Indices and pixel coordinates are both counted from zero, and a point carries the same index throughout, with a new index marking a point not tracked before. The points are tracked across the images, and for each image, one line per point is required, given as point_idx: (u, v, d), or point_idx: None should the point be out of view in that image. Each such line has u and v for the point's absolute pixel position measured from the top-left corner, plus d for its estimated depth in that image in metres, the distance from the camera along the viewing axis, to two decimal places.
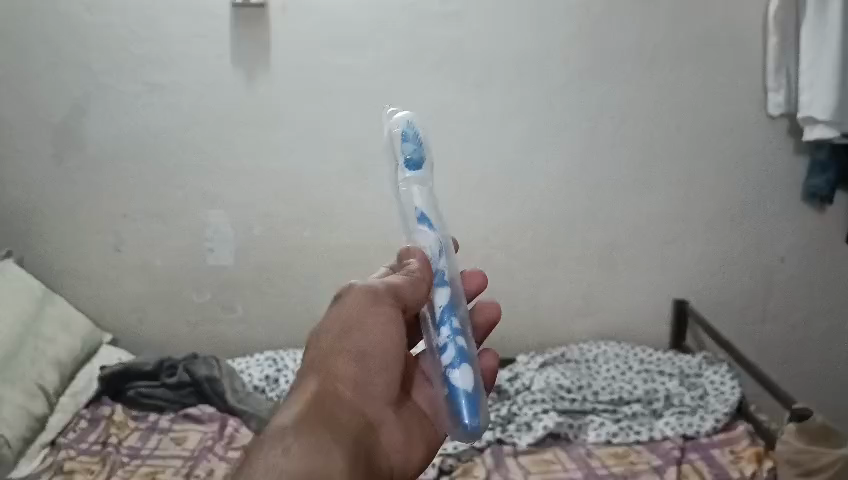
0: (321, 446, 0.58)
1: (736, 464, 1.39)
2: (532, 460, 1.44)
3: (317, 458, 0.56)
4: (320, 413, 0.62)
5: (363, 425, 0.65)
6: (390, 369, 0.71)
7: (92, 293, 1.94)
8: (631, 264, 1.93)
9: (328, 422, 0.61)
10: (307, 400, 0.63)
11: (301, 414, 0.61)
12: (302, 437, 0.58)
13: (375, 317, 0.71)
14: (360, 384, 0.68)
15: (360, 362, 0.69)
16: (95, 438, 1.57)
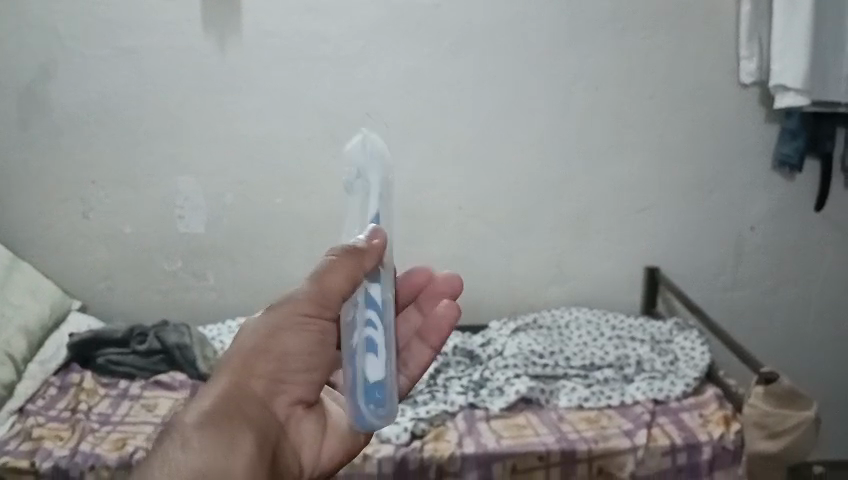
0: (214, 452, 0.58)
1: (704, 427, 1.41)
2: (504, 424, 1.45)
3: (210, 457, 0.57)
4: (224, 416, 0.61)
5: (272, 429, 0.64)
6: (311, 370, 0.68)
7: (58, 261, 1.90)
8: (604, 232, 1.94)
9: (230, 423, 0.61)
10: (212, 401, 0.62)
11: (203, 414, 0.61)
12: (203, 437, 0.59)
13: (305, 330, 0.67)
14: (276, 381, 0.66)
15: (280, 363, 0.67)
16: (64, 406, 1.56)
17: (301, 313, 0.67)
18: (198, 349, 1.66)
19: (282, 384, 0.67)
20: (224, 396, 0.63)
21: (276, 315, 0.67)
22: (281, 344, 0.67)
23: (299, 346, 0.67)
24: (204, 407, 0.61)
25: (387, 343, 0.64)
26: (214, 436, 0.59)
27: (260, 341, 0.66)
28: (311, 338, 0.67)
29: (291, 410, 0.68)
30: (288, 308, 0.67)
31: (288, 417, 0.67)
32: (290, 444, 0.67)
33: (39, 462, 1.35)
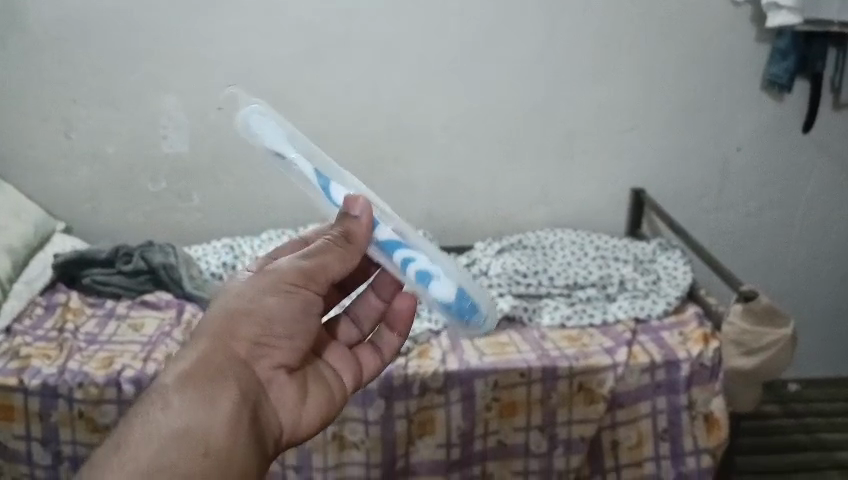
0: (200, 414, 0.61)
1: (683, 345, 1.43)
2: (487, 342, 1.47)
3: (194, 420, 0.61)
4: (209, 377, 0.64)
5: (255, 390, 0.68)
6: (295, 336, 0.73)
7: (41, 182, 1.88)
8: (591, 154, 1.93)
9: (212, 383, 0.64)
10: (197, 361, 0.66)
11: (187, 374, 0.64)
12: (187, 399, 0.62)
13: (295, 299, 0.73)
14: (262, 345, 0.71)
15: (268, 326, 0.71)
16: (51, 325, 1.57)
17: (293, 279, 0.73)
18: (184, 269, 1.66)
19: (267, 348, 0.71)
20: (209, 357, 0.66)
21: (265, 281, 0.72)
22: (266, 307, 0.71)
23: (287, 311, 0.72)
24: (188, 368, 0.65)
25: (436, 267, 0.78)
26: (197, 396, 0.62)
27: (246, 305, 0.71)
28: (298, 306, 0.73)
29: (275, 372, 0.72)
30: (276, 276, 0.72)
31: (273, 378, 0.71)
32: (274, 405, 0.71)
33: (27, 380, 1.37)
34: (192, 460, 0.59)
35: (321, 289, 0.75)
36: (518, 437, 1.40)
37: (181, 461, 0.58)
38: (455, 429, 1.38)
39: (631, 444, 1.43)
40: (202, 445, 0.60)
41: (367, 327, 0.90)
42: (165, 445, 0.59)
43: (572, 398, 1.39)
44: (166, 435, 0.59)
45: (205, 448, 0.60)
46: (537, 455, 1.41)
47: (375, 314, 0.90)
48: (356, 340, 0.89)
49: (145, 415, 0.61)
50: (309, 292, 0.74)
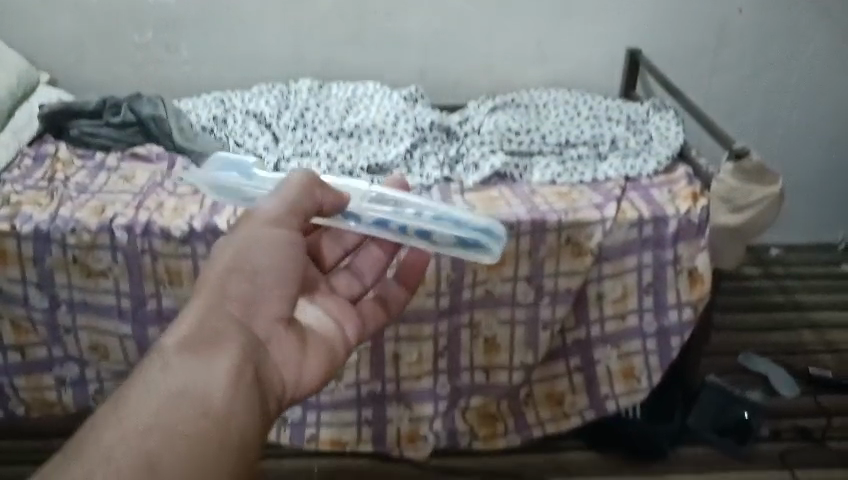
0: (199, 371, 0.51)
1: (672, 202, 1.44)
2: (478, 196, 1.48)
3: (194, 379, 0.50)
4: (204, 337, 0.55)
5: (258, 346, 0.59)
6: (287, 285, 0.65)
7: (24, 31, 1.82)
8: (589, 12, 1.88)
9: (208, 341, 0.55)
10: (192, 324, 0.56)
11: (177, 332, 0.54)
12: (184, 356, 0.52)
13: (282, 241, 0.66)
14: (254, 300, 0.62)
15: (255, 279, 0.63)
16: (41, 175, 1.55)
17: (276, 224, 0.67)
18: (174, 122, 1.64)
19: (257, 302, 0.62)
20: (198, 316, 0.57)
21: (245, 232, 0.65)
22: (253, 260, 0.64)
23: (269, 255, 0.65)
24: (185, 329, 0.55)
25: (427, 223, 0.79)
26: (191, 351, 0.52)
27: (234, 259, 0.63)
28: (286, 247, 0.66)
29: (272, 331, 0.62)
30: (257, 218, 0.66)
31: (270, 336, 0.62)
32: (278, 364, 0.61)
33: (19, 226, 1.38)
34: (196, 426, 0.47)
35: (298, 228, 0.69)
36: (505, 287, 1.42)
37: (190, 416, 0.48)
38: (445, 279, 1.40)
39: (615, 298, 1.45)
40: (210, 400, 0.50)
41: (369, 278, 0.80)
42: (166, 400, 0.48)
43: (560, 250, 1.41)
44: (164, 391, 0.49)
45: (211, 407, 0.49)
46: (524, 306, 1.44)
47: (379, 265, 0.82)
48: (359, 292, 0.79)
49: (139, 374, 0.50)
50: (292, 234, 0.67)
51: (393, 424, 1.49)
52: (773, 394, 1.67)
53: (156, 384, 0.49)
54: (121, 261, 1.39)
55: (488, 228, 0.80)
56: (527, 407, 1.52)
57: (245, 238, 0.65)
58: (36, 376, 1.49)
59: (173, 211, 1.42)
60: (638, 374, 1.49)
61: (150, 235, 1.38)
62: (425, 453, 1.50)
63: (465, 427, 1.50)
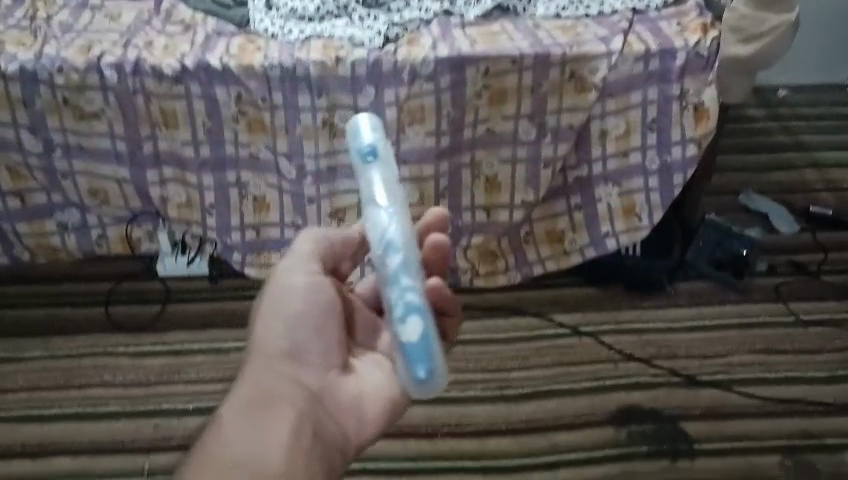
0: (251, 435, 0.71)
1: (681, 34, 1.38)
2: (479, 31, 1.41)
3: (247, 444, 0.70)
4: (257, 400, 0.75)
5: (307, 400, 0.77)
6: (328, 326, 0.82)
7: None
8: None
9: (258, 407, 0.74)
10: (249, 388, 0.77)
11: (237, 399, 0.75)
12: (239, 420, 0.73)
13: (312, 290, 0.82)
14: (300, 358, 0.80)
15: (297, 340, 0.81)
16: (22, 15, 1.47)
17: (302, 273, 0.83)
18: None
19: (302, 356, 0.80)
20: (255, 381, 0.77)
21: (276, 288, 0.83)
22: (289, 304, 0.82)
23: (312, 309, 0.82)
24: (244, 392, 0.76)
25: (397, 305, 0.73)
26: (248, 418, 0.73)
27: (273, 307, 0.82)
28: (315, 292, 0.82)
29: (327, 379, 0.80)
30: (282, 273, 0.83)
31: (325, 384, 0.80)
32: (335, 410, 0.78)
33: (4, 67, 1.33)
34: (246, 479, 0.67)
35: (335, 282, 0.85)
36: (507, 125, 1.40)
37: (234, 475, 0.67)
38: (445, 117, 1.37)
39: (618, 135, 1.42)
40: (255, 465, 0.69)
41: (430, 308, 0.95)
42: (223, 464, 0.68)
43: (562, 86, 1.37)
44: (224, 454, 0.69)
45: (261, 461, 0.69)
46: (526, 144, 1.42)
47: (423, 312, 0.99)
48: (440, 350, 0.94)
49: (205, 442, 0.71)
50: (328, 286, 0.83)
51: None
52: (772, 231, 1.69)
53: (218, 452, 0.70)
54: (114, 102, 1.36)
55: (440, 381, 0.72)
56: (528, 245, 1.53)
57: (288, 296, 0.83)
58: (38, 222, 1.49)
59: (162, 50, 1.35)
60: (639, 211, 1.47)
61: (141, 75, 1.33)
62: None
63: (466, 265, 1.52)
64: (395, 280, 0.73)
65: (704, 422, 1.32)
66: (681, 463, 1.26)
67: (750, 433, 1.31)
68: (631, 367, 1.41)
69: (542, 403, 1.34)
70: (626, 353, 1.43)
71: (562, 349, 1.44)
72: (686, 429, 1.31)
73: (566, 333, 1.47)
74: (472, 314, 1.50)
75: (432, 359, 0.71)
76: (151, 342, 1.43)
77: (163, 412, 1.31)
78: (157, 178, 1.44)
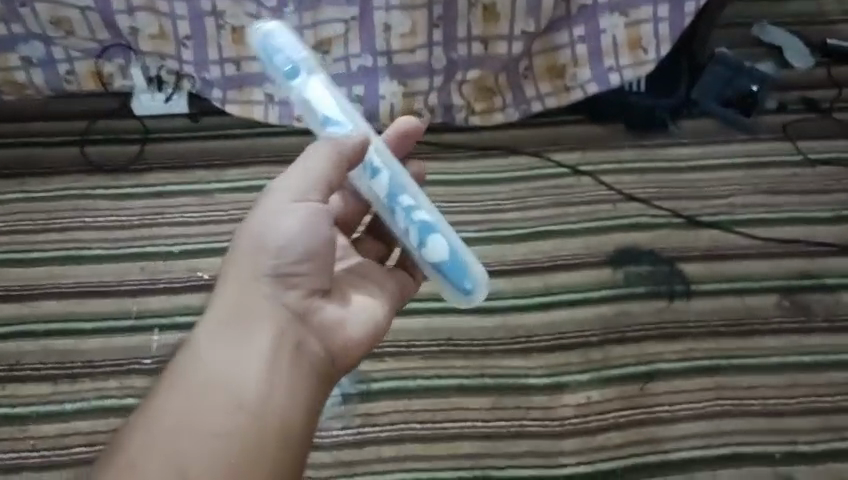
0: (224, 368, 0.69)
1: None
2: None
3: (218, 376, 0.69)
4: (232, 325, 0.73)
5: (289, 324, 0.74)
6: (316, 249, 0.77)
7: None
8: None
9: (235, 335, 0.72)
10: (224, 311, 0.74)
11: (212, 324, 0.73)
12: (212, 351, 0.71)
13: (301, 219, 0.78)
14: (284, 278, 0.76)
15: (281, 258, 0.76)
16: None
17: (296, 201, 0.78)
18: None
19: (286, 277, 0.76)
20: (233, 301, 0.74)
21: (265, 207, 0.78)
22: (276, 227, 0.77)
23: (297, 232, 0.77)
24: (218, 317, 0.73)
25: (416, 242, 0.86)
26: (224, 342, 0.71)
27: (259, 228, 0.77)
28: (307, 220, 0.78)
29: (308, 300, 0.77)
30: (275, 194, 0.79)
31: (307, 307, 0.77)
32: (318, 333, 0.76)
33: None
34: (218, 419, 0.66)
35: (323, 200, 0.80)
36: None
37: (207, 419, 0.66)
38: None
39: None
40: (228, 401, 0.67)
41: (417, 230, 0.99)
42: (198, 393, 0.68)
43: None
44: (194, 389, 0.68)
45: (234, 395, 0.68)
46: None
47: None
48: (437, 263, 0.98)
49: (179, 368, 0.70)
50: (314, 211, 0.79)
51: (387, 101, 1.42)
52: (785, 67, 1.59)
53: (193, 379, 0.69)
54: None
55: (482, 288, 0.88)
56: (527, 81, 1.44)
57: (274, 219, 0.77)
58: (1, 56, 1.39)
59: None
60: (645, 44, 1.38)
61: None
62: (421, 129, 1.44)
63: (461, 102, 1.44)
64: (409, 227, 0.85)
65: (702, 263, 1.29)
66: (677, 303, 1.24)
67: (749, 274, 1.28)
68: (631, 208, 1.36)
69: (537, 244, 1.30)
70: (626, 194, 1.38)
71: (559, 190, 1.38)
72: (684, 269, 1.28)
73: (564, 173, 1.41)
74: (466, 154, 1.43)
75: (473, 269, 0.87)
76: (132, 184, 1.36)
77: (147, 254, 1.27)
78: (125, 7, 1.32)
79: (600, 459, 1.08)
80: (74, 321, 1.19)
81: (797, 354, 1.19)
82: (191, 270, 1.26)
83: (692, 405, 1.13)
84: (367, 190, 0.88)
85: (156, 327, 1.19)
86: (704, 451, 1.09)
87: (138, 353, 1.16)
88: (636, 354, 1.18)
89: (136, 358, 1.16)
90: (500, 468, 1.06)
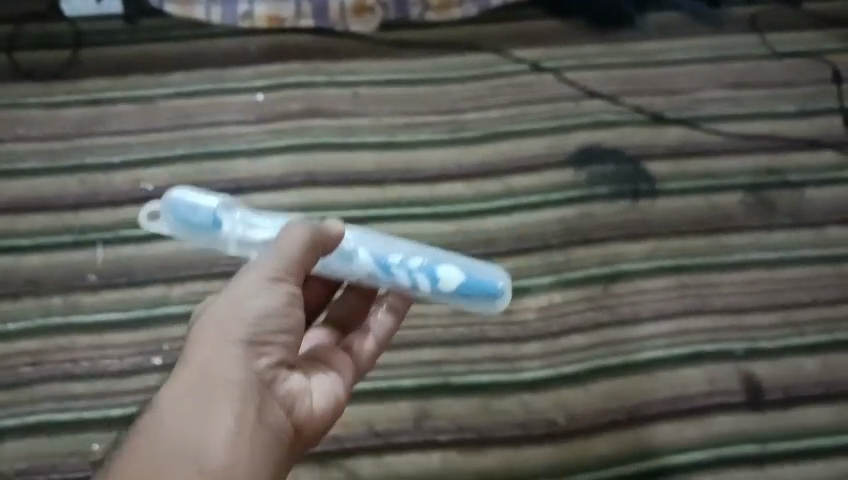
0: (192, 441, 0.63)
1: None
2: None
3: (185, 448, 0.63)
4: (201, 391, 0.66)
5: (260, 395, 0.68)
6: (290, 326, 0.71)
7: None
8: None
9: (203, 402, 0.65)
10: (192, 375, 0.66)
11: (180, 388, 0.66)
12: (179, 420, 0.64)
13: (278, 299, 0.70)
14: (259, 346, 0.69)
15: (257, 327, 0.69)
16: None
17: (272, 279, 0.70)
18: None
19: (258, 343, 0.69)
20: (200, 362, 0.67)
21: (241, 281, 0.70)
22: (252, 300, 0.69)
23: (271, 308, 0.69)
24: (185, 380, 0.66)
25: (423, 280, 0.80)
26: (190, 414, 0.65)
27: (234, 301, 0.69)
28: (285, 297, 0.70)
29: (277, 368, 0.70)
30: (252, 272, 0.71)
31: (276, 378, 0.70)
32: (286, 403, 0.71)
33: None
34: None
35: (298, 282, 0.72)
36: None
37: None
38: None
39: None
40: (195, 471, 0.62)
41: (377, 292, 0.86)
42: (160, 467, 0.62)
43: None
44: (158, 459, 0.62)
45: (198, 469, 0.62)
46: None
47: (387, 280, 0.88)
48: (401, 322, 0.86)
49: (139, 435, 0.64)
50: (292, 284, 0.71)
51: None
52: None
53: (153, 447, 0.63)
54: None
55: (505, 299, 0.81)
56: None
57: (248, 292, 0.69)
58: None
59: None
60: None
61: None
62: (374, 27, 1.37)
63: None
64: (414, 279, 0.79)
65: (666, 161, 1.26)
66: (641, 202, 1.21)
67: (714, 171, 1.25)
68: (595, 106, 1.31)
69: (497, 145, 1.25)
70: (589, 91, 1.33)
71: (520, 88, 1.33)
72: (649, 168, 1.25)
73: (524, 70, 1.35)
74: (422, 52, 1.36)
75: (493, 278, 0.80)
76: (67, 92, 1.28)
77: (87, 167, 1.20)
78: None
79: (563, 362, 1.05)
80: (11, 238, 1.13)
81: (761, 251, 1.18)
82: (135, 181, 1.19)
83: (655, 306, 1.11)
84: (352, 278, 0.81)
85: (99, 242, 1.13)
86: (667, 351, 1.08)
87: (82, 270, 1.11)
88: (599, 255, 1.15)
89: (80, 275, 1.10)
90: (463, 374, 1.03)
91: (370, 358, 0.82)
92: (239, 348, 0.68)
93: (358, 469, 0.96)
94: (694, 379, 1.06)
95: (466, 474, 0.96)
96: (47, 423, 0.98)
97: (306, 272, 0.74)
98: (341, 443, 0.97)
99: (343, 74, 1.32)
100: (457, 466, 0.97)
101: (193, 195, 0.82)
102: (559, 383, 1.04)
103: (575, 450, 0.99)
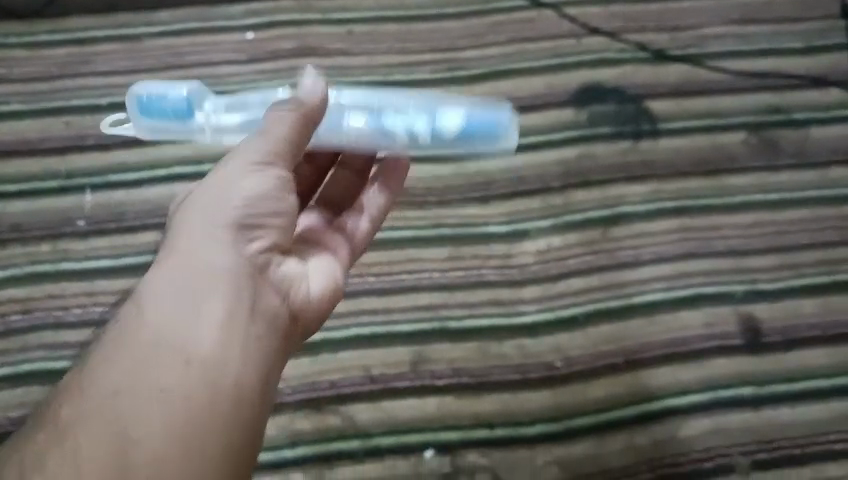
0: (185, 323, 0.60)
1: None
2: None
3: (177, 329, 0.60)
4: (194, 272, 0.63)
5: (255, 278, 0.66)
6: (284, 209, 0.69)
7: None
8: None
9: (196, 285, 0.63)
10: (183, 258, 0.64)
11: (169, 273, 0.63)
12: (171, 300, 0.61)
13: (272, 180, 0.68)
14: (253, 229, 0.67)
15: (250, 209, 0.67)
16: None
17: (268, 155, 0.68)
18: None
19: (250, 231, 0.67)
20: (191, 247, 0.64)
21: (231, 163, 0.68)
22: (244, 182, 0.67)
23: (261, 194, 0.67)
24: (174, 264, 0.64)
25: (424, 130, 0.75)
26: (180, 294, 0.62)
27: (224, 183, 0.67)
28: (276, 181, 0.68)
29: (268, 253, 0.68)
30: (245, 149, 0.68)
31: (268, 263, 0.68)
32: (279, 294, 0.69)
33: None
34: (178, 373, 0.57)
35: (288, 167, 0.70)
36: None
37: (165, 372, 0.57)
38: None
39: None
40: (189, 354, 0.59)
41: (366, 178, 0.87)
42: (152, 351, 0.58)
43: None
44: (150, 344, 0.59)
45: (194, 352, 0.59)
46: None
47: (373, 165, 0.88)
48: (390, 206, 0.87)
49: (127, 321, 0.61)
50: (281, 170, 0.69)
51: None
52: None
53: (142, 334, 0.59)
54: None
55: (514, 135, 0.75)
56: None
57: (237, 174, 0.67)
58: None
59: None
60: None
61: None
62: None
63: None
64: (413, 132, 0.75)
65: (669, 100, 1.22)
66: (643, 143, 1.18)
67: (718, 111, 1.22)
68: (596, 43, 1.27)
69: (496, 85, 1.22)
70: (590, 28, 1.28)
71: (519, 25, 1.28)
72: (651, 107, 1.21)
73: (524, 6, 1.30)
74: None
75: (497, 113, 0.74)
76: (50, 31, 1.23)
77: (73, 109, 1.17)
78: None
79: (561, 306, 1.04)
80: None
81: (763, 192, 1.16)
82: None
83: (655, 249, 1.10)
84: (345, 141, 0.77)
85: (88, 187, 1.11)
86: (666, 294, 1.06)
87: (71, 215, 1.08)
88: (598, 197, 1.13)
89: (69, 221, 1.08)
90: (460, 318, 1.02)
91: (366, 238, 0.83)
92: (227, 233, 0.66)
93: (356, 414, 0.95)
94: (693, 321, 1.04)
95: (463, 418, 0.95)
96: (41, 371, 0.98)
97: (298, 154, 0.71)
98: (337, 388, 0.96)
99: (336, 11, 1.27)
100: (454, 410, 0.96)
101: (152, 85, 0.75)
102: (557, 326, 1.03)
103: (573, 393, 0.98)
